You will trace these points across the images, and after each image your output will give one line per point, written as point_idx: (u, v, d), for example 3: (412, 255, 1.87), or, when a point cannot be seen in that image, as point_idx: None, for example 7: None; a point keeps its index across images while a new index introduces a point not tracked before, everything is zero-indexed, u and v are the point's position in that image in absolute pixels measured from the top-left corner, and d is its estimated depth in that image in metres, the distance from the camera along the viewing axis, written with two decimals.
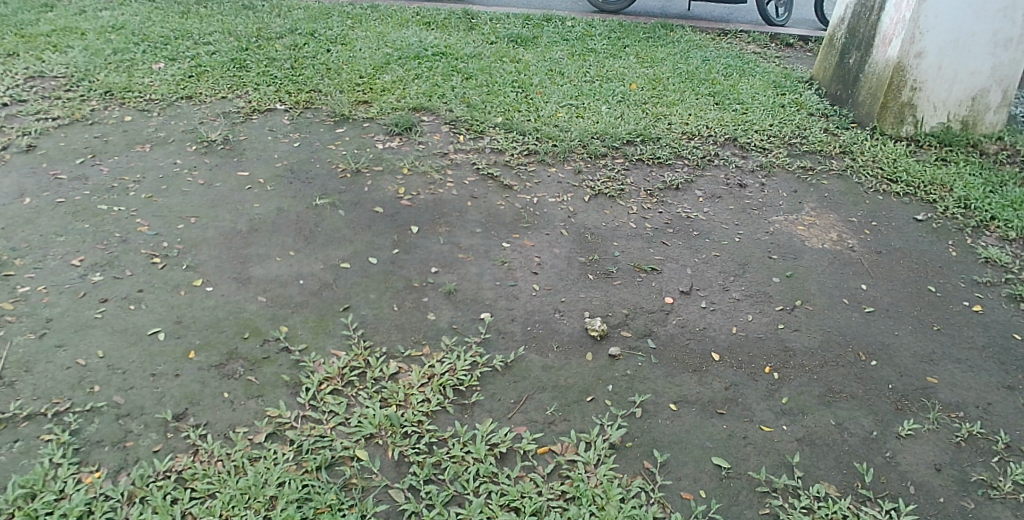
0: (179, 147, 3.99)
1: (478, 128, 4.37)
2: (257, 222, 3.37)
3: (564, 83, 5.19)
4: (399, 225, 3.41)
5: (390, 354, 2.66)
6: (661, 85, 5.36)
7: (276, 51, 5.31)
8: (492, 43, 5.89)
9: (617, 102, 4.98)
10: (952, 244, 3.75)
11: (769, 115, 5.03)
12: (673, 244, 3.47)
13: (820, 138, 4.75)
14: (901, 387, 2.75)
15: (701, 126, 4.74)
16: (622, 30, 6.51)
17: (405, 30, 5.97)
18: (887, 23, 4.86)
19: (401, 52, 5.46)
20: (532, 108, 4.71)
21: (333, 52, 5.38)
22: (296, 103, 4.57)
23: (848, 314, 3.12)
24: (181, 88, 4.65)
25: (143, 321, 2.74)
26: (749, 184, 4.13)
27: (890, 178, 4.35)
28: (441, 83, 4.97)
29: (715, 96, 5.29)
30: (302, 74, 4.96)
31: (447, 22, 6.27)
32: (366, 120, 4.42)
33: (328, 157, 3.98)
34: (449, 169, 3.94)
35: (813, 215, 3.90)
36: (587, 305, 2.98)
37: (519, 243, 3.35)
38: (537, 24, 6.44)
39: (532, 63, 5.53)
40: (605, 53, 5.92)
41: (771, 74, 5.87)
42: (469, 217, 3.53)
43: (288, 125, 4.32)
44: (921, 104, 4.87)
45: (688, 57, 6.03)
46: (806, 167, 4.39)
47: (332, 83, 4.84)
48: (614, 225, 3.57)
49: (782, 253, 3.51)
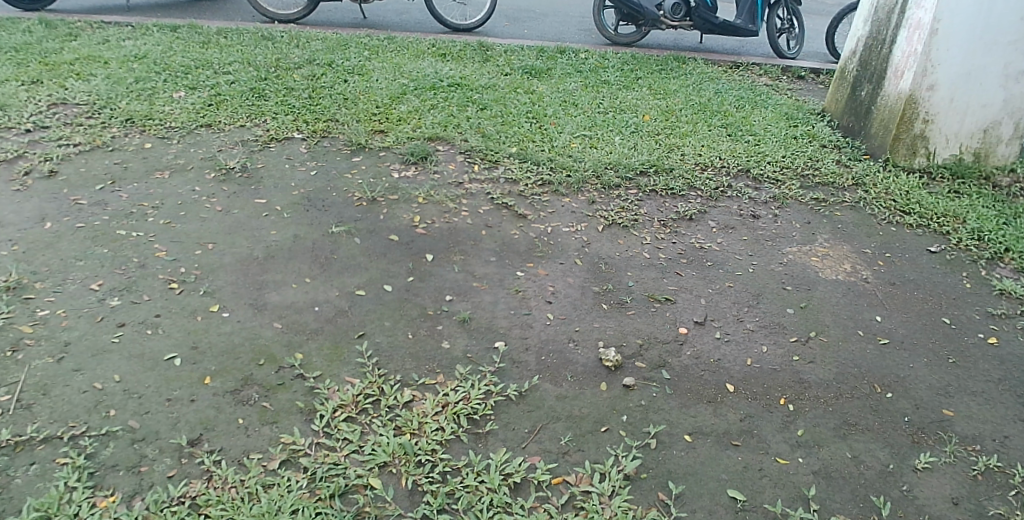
0: (198, 174, 4.05)
1: (493, 158, 4.41)
2: (273, 249, 3.40)
3: (577, 114, 5.24)
4: (414, 254, 3.44)
5: (404, 382, 2.66)
6: (673, 116, 5.41)
7: (294, 81, 5.39)
8: (506, 74, 5.97)
9: (630, 133, 5.03)
10: (967, 276, 3.74)
11: (781, 146, 5.06)
12: (687, 274, 3.47)
13: (833, 170, 4.77)
14: (918, 420, 2.73)
15: (714, 157, 4.77)
16: (635, 62, 6.59)
17: (422, 61, 6.06)
18: (899, 55, 4.89)
19: (417, 83, 5.54)
20: (546, 138, 4.76)
21: (351, 82, 5.46)
22: (313, 131, 4.64)
23: (863, 346, 3.11)
24: (201, 116, 4.73)
25: (160, 346, 2.76)
26: (762, 215, 4.14)
27: (903, 210, 4.35)
28: (457, 113, 5.04)
29: (728, 127, 5.33)
30: (320, 104, 5.03)
31: (463, 53, 6.36)
32: (382, 149, 4.48)
33: (344, 186, 4.02)
34: (463, 199, 3.97)
35: (827, 246, 3.90)
36: (601, 335, 2.98)
37: (533, 273, 3.36)
38: (551, 56, 6.52)
39: (546, 94, 5.59)
40: (618, 85, 5.99)
41: (782, 106, 5.91)
42: (484, 246, 3.55)
43: (306, 154, 4.38)
44: (933, 136, 4.88)
45: (701, 89, 6.08)
46: (819, 199, 4.40)
47: (350, 113, 4.91)
48: (628, 255, 3.59)
49: (797, 284, 3.50)
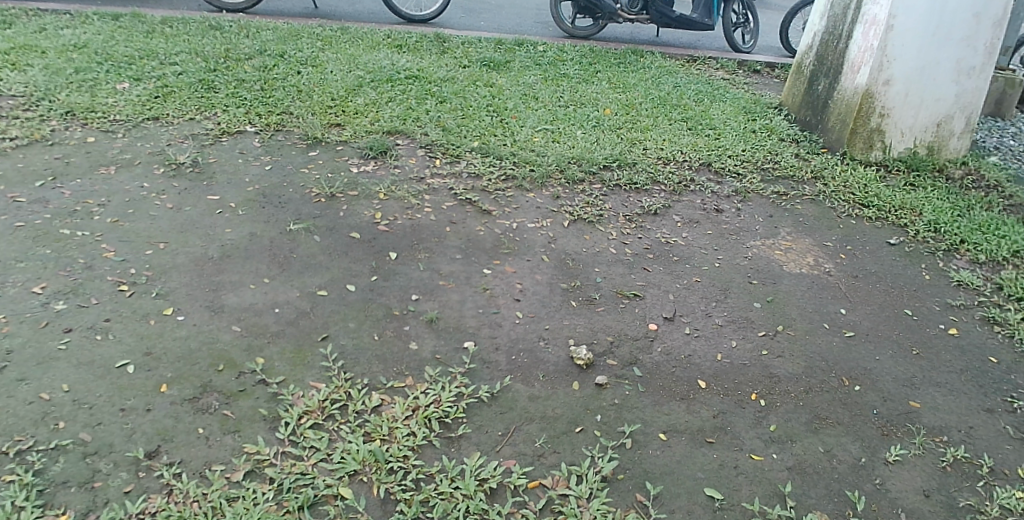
0: (145, 169, 3.87)
1: (455, 153, 4.32)
2: (229, 248, 3.26)
3: (538, 107, 5.18)
4: (377, 252, 3.34)
5: (372, 386, 2.56)
6: (634, 110, 5.41)
7: (244, 72, 5.17)
8: (464, 67, 5.87)
9: (592, 127, 5.00)
10: (925, 268, 3.88)
11: (740, 141, 5.14)
12: (654, 269, 3.45)
13: (793, 164, 4.88)
14: (886, 412, 2.77)
15: (676, 151, 4.78)
16: (593, 55, 6.57)
17: (377, 53, 5.92)
18: (856, 51, 5.03)
19: (374, 75, 5.40)
20: (508, 132, 4.69)
21: (304, 74, 5.28)
22: (266, 125, 4.48)
23: (829, 340, 3.15)
24: (147, 108, 4.53)
25: (111, 353, 2.61)
26: (725, 209, 4.16)
27: (862, 203, 4.49)
28: (415, 106, 4.93)
29: (688, 121, 5.36)
30: (272, 96, 4.85)
31: (420, 45, 6.23)
32: (339, 143, 4.36)
33: (301, 181, 3.90)
34: (426, 194, 3.88)
35: (790, 239, 3.95)
36: (572, 332, 2.93)
37: (500, 269, 3.30)
38: (508, 48, 6.44)
39: (506, 87, 5.51)
40: (578, 78, 5.95)
41: (740, 100, 5.99)
42: (449, 243, 3.48)
43: (259, 148, 4.22)
44: (889, 130, 5.02)
45: (659, 82, 6.09)
46: (780, 193, 4.48)
47: (304, 105, 4.76)
48: (595, 251, 3.55)
49: (762, 278, 3.54)
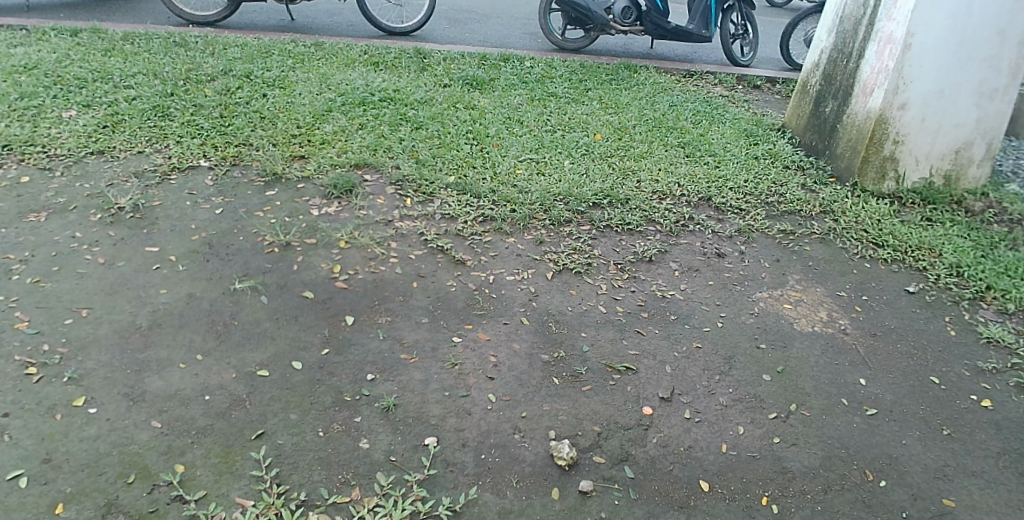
0: (81, 216, 3.40)
1: (427, 190, 3.87)
2: (161, 314, 2.81)
3: (523, 133, 4.74)
4: (332, 316, 2.90)
5: (310, 502, 2.15)
6: (627, 135, 4.98)
7: (205, 96, 4.66)
8: (444, 87, 5.43)
9: (581, 155, 4.56)
10: (949, 321, 3.55)
11: (743, 169, 4.74)
12: (649, 333, 3.06)
13: (800, 196, 4.51)
14: (916, 514, 2.43)
15: (673, 183, 4.37)
16: (585, 71, 6.14)
17: (351, 71, 5.46)
18: (868, 72, 4.66)
19: (345, 98, 4.93)
20: (488, 163, 4.25)
21: (270, 97, 4.80)
22: (223, 158, 4.02)
23: (849, 420, 2.82)
24: (93, 140, 4.06)
25: (3, 460, 2.18)
26: (727, 253, 3.78)
27: (876, 242, 4.18)
28: (388, 134, 4.47)
29: (686, 147, 4.95)
30: (232, 124, 4.37)
31: (398, 62, 5.78)
32: (300, 180, 3.90)
33: (254, 227, 3.45)
34: (392, 241, 3.45)
35: (800, 289, 3.65)
36: (552, 421, 2.52)
37: (472, 337, 2.87)
38: (494, 64, 6.01)
39: (488, 109, 5.05)
40: (567, 97, 5.52)
41: (740, 121, 5.59)
42: (415, 302, 3.04)
43: (210, 188, 3.76)
44: (903, 158, 4.66)
45: (655, 102, 5.68)
46: (786, 231, 4.14)
47: (265, 135, 4.30)
48: (582, 310, 3.14)
49: (771, 340, 3.21)
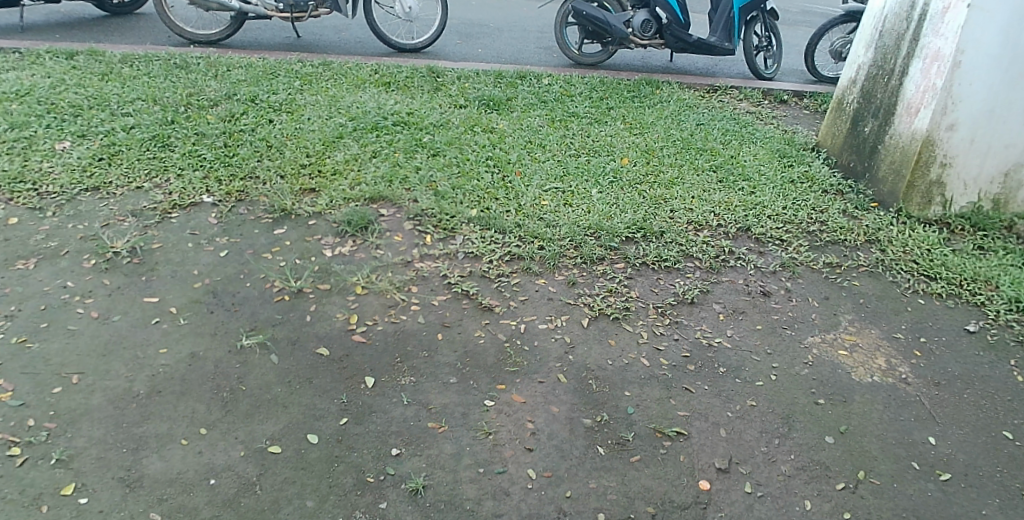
0: (73, 262, 3.15)
1: (449, 226, 3.60)
2: (160, 378, 2.55)
3: (546, 158, 4.47)
4: (350, 376, 2.63)
5: None
6: (655, 158, 4.71)
7: (207, 123, 4.40)
8: (460, 108, 5.16)
9: (608, 183, 4.29)
10: (1016, 365, 3.28)
11: (779, 195, 4.48)
12: (697, 389, 2.79)
13: (842, 224, 4.26)
14: None
15: (708, 212, 4.10)
16: (604, 88, 5.88)
17: (362, 92, 5.19)
18: (912, 91, 4.41)
19: (357, 122, 4.64)
20: (511, 193, 3.97)
21: (277, 123, 4.53)
22: (227, 193, 3.74)
23: (923, 488, 2.54)
24: (87, 175, 3.80)
25: None
26: (773, 291, 3.54)
27: (927, 274, 3.91)
28: (403, 162, 4.20)
29: (717, 170, 4.68)
30: (236, 154, 4.10)
31: (410, 81, 5.51)
32: (312, 216, 3.63)
33: (262, 271, 3.18)
34: (412, 285, 3.17)
35: (853, 332, 3.39)
36: (599, 502, 2.27)
37: (505, 399, 2.61)
38: (510, 82, 5.75)
39: (508, 132, 4.78)
40: (589, 117, 5.26)
41: (772, 141, 5.33)
42: (440, 358, 2.77)
43: (215, 226, 3.50)
44: (951, 182, 4.41)
45: (680, 120, 5.41)
46: (832, 263, 3.88)
47: (272, 165, 4.03)
48: (623, 363, 2.87)
49: (829, 393, 2.93)
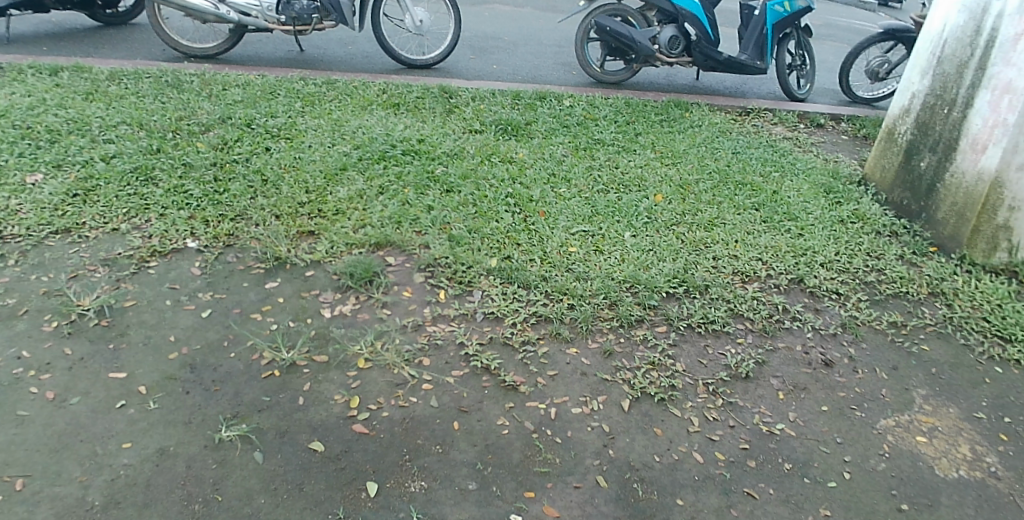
0: (32, 324, 2.73)
1: (465, 279, 3.17)
2: (120, 484, 2.14)
3: (572, 194, 4.02)
4: (350, 481, 2.21)
5: None
6: (691, 194, 4.27)
7: (196, 152, 3.94)
8: (475, 134, 4.72)
9: (643, 225, 3.82)
10: None
11: (829, 239, 4.06)
12: (761, 495, 2.35)
13: (902, 274, 3.83)
14: None
15: (754, 260, 3.70)
16: (630, 111, 5.44)
17: (368, 116, 4.75)
18: (979, 124, 3.98)
19: (363, 150, 4.20)
20: (534, 238, 3.53)
21: (274, 151, 4.09)
22: (214, 237, 3.33)
23: None
24: (58, 214, 3.37)
25: None
26: (836, 360, 3.13)
27: (1002, 335, 3.46)
28: (414, 200, 3.75)
29: (760, 208, 4.24)
30: (227, 189, 3.66)
31: (421, 103, 5.06)
32: (309, 266, 3.20)
33: (249, 336, 2.75)
34: (424, 356, 2.73)
35: (929, 411, 2.94)
36: None
37: (534, 512, 2.18)
38: (529, 104, 5.30)
39: (529, 163, 4.34)
40: (616, 145, 4.81)
41: (814, 173, 4.90)
42: (456, 455, 2.34)
43: (198, 279, 3.07)
44: (1020, 226, 3.96)
45: (715, 149, 4.98)
46: (896, 322, 3.47)
47: (267, 203, 3.59)
48: (671, 460, 2.43)
49: (914, 496, 2.48)
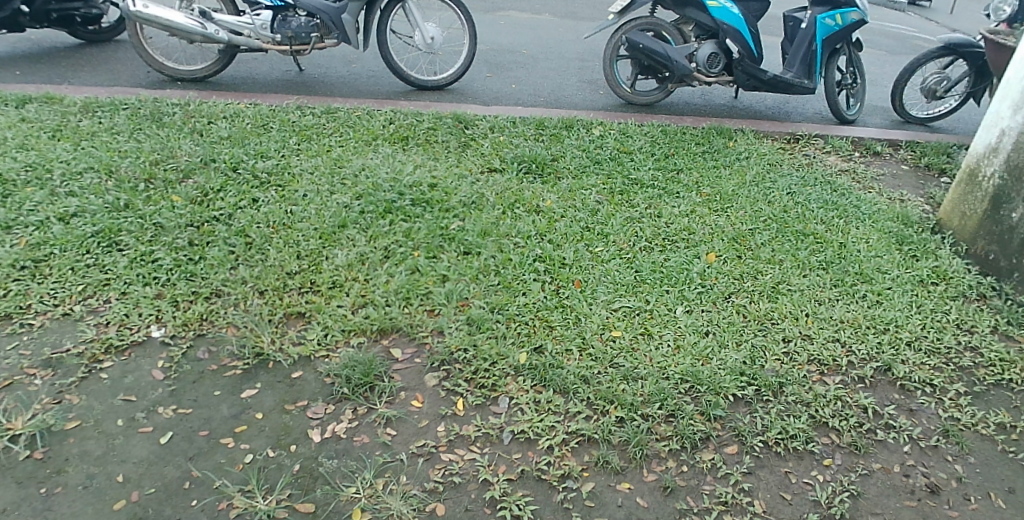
0: None
1: (488, 382, 2.59)
2: None
3: (610, 254, 3.42)
4: None
5: None
6: (747, 250, 3.66)
7: (172, 207, 3.37)
8: (495, 175, 4.12)
9: (697, 294, 3.22)
10: None
11: (912, 309, 3.45)
12: None
13: (1003, 354, 3.22)
14: None
15: (830, 342, 3.11)
16: (668, 142, 4.82)
17: (372, 154, 4.16)
18: None
19: (365, 200, 3.60)
20: (569, 318, 2.94)
21: (262, 202, 3.51)
22: (185, 324, 2.76)
23: None
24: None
25: None
26: (942, 484, 2.56)
27: None
28: (425, 266, 3.16)
29: (828, 268, 3.64)
30: (204, 256, 3.08)
31: (433, 135, 4.48)
32: (297, 362, 2.62)
33: (218, 474, 2.20)
34: (438, 502, 2.18)
35: None
36: None
37: None
38: (554, 134, 4.70)
39: (558, 212, 3.74)
40: (656, 186, 4.20)
41: (881, 217, 4.29)
42: None
43: (160, 385, 2.50)
44: None
45: (767, 189, 4.37)
46: (1006, 424, 2.86)
47: (250, 274, 3.01)
48: None
49: None
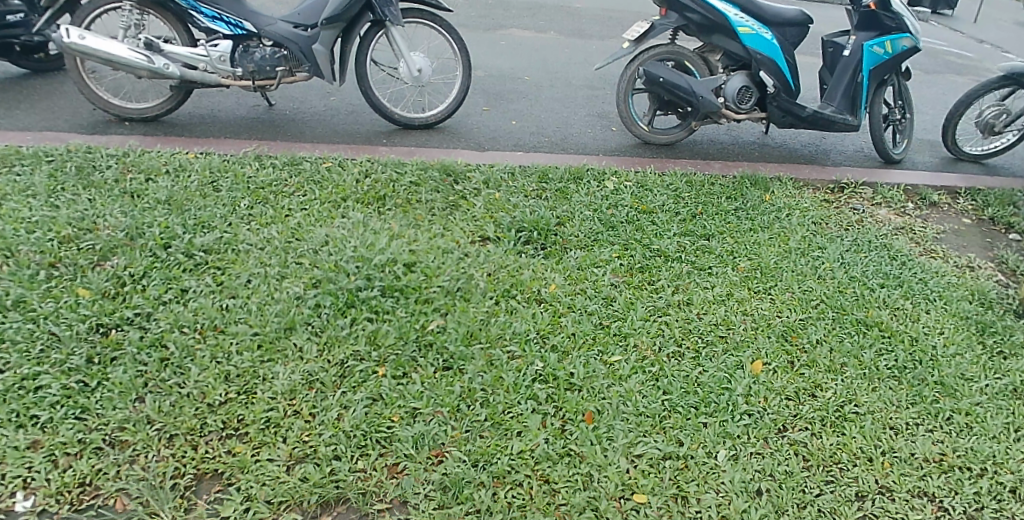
0: None
1: None
2: None
3: (630, 366, 2.69)
4: None
5: None
6: (800, 353, 2.93)
7: (74, 304, 2.67)
8: (487, 247, 3.40)
9: (742, 427, 2.50)
10: None
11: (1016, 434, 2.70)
12: None
13: None
14: None
15: (916, 497, 2.38)
16: (694, 196, 4.10)
17: (341, 219, 3.45)
18: None
19: (323, 290, 2.89)
20: (576, 476, 2.24)
21: (193, 294, 2.81)
22: (60, 490, 2.07)
23: None
24: None
25: None
26: None
27: None
28: (390, 392, 2.45)
29: (903, 375, 2.90)
30: (104, 381, 2.39)
31: (415, 193, 3.76)
32: None
33: None
34: None
35: None
36: None
37: None
38: (560, 189, 3.98)
39: (563, 302, 3.02)
40: (684, 260, 3.47)
41: (957, 294, 3.53)
42: None
43: None
44: None
45: (816, 260, 3.63)
46: None
47: (159, 410, 2.30)
48: None
49: None
